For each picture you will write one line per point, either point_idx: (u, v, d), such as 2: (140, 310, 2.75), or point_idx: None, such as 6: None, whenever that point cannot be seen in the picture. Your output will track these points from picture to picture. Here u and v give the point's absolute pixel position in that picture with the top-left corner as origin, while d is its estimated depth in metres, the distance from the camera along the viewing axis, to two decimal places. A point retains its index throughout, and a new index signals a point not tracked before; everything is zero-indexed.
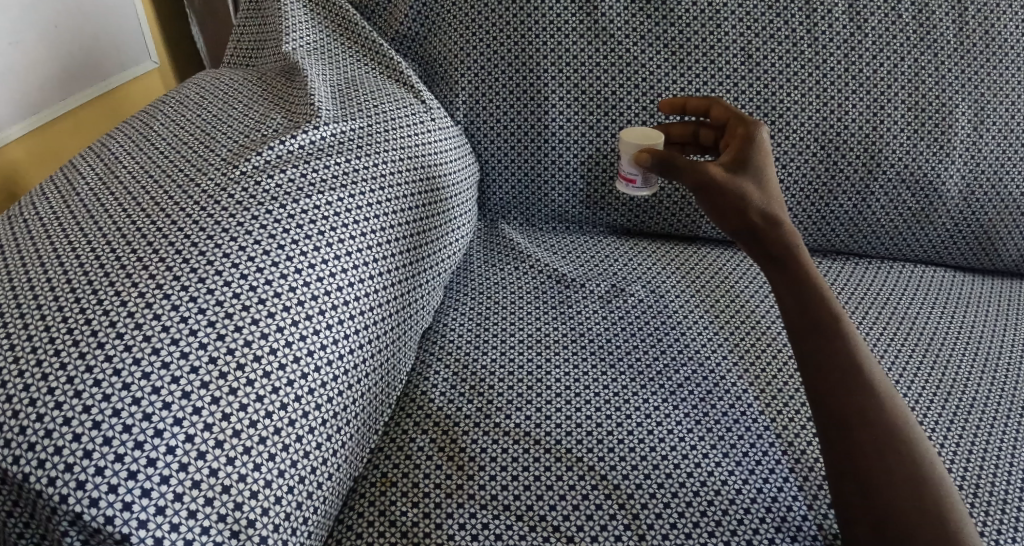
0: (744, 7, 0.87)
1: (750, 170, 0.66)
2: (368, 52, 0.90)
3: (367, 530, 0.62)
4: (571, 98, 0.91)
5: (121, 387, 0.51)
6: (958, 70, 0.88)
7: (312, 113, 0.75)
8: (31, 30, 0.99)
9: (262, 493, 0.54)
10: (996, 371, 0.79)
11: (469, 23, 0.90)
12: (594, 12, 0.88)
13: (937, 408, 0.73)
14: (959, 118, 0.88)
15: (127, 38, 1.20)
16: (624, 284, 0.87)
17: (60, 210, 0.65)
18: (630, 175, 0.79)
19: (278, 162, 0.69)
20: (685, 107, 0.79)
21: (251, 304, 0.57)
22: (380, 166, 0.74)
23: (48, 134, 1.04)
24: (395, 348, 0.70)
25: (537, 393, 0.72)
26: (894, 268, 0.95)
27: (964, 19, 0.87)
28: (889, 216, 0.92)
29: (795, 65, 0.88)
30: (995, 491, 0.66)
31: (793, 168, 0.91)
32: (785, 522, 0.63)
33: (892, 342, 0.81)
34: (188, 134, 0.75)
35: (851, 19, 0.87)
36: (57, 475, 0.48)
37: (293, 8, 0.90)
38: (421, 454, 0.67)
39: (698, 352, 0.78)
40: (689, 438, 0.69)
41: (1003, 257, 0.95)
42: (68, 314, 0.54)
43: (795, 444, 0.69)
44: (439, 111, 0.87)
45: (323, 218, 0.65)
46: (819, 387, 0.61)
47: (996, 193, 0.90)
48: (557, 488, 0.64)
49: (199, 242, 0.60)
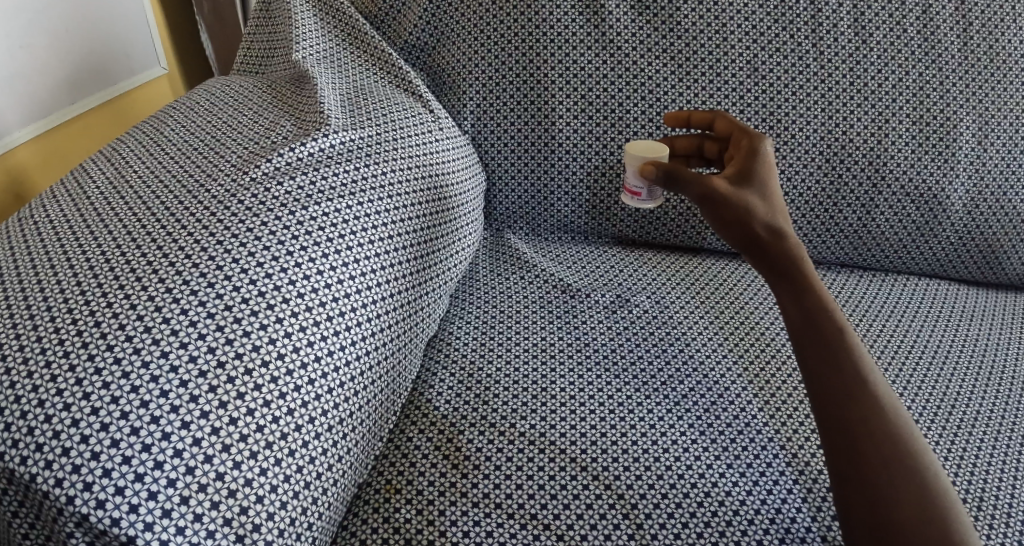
0: (750, 19, 0.88)
1: (755, 181, 0.67)
2: (376, 61, 0.90)
3: (370, 537, 0.62)
4: (578, 109, 0.92)
5: (130, 389, 0.51)
6: (963, 85, 0.88)
7: (321, 121, 0.75)
8: (43, 35, 1.00)
9: (267, 499, 0.54)
10: (999, 385, 0.79)
11: (477, 33, 0.91)
12: (602, 24, 0.89)
13: (941, 422, 0.73)
14: (963, 131, 0.89)
15: (137, 45, 1.21)
16: (629, 294, 0.87)
17: (71, 213, 0.65)
18: (635, 188, 0.80)
19: (288, 169, 0.69)
20: (689, 121, 0.80)
21: (259, 309, 0.58)
22: (387, 173, 0.74)
23: (58, 138, 1.05)
24: (402, 358, 0.70)
25: (542, 402, 0.72)
26: (896, 281, 0.95)
27: (968, 34, 0.88)
28: (893, 229, 0.93)
29: (801, 79, 0.89)
30: (998, 504, 0.66)
31: (797, 180, 0.91)
32: (789, 533, 0.63)
33: (896, 355, 0.81)
34: (198, 140, 0.75)
35: (856, 33, 0.88)
36: (65, 476, 0.48)
37: (304, 16, 0.91)
38: (425, 460, 0.67)
39: (703, 362, 0.78)
40: (692, 448, 0.69)
41: (1005, 271, 0.95)
42: (78, 316, 0.54)
43: (800, 456, 0.69)
44: (447, 121, 0.87)
45: (331, 225, 0.66)
46: (821, 396, 0.61)
47: (999, 207, 0.91)
48: (562, 497, 0.64)
49: (209, 247, 0.60)
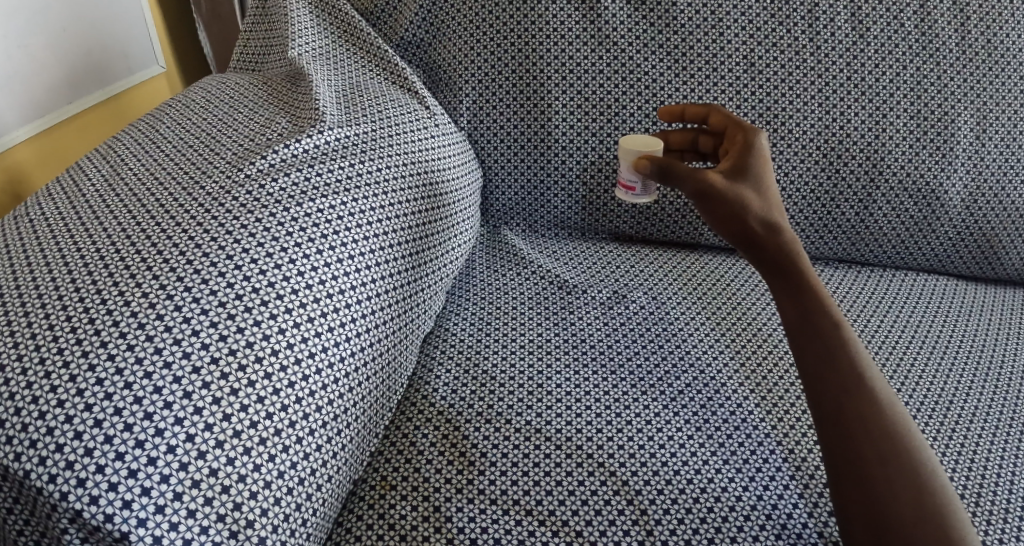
0: (747, 15, 0.88)
1: (751, 176, 0.66)
2: (370, 57, 0.90)
3: (366, 533, 0.62)
4: (574, 106, 0.91)
5: (123, 386, 0.51)
6: (961, 79, 0.88)
7: (317, 117, 0.75)
8: (41, 33, 1.00)
9: (262, 494, 0.54)
10: (998, 380, 0.79)
11: (473, 29, 0.91)
12: (598, 20, 0.89)
13: (940, 418, 0.73)
14: (962, 126, 0.88)
15: (134, 43, 1.21)
16: (626, 290, 0.87)
17: (66, 211, 0.66)
18: (630, 183, 0.80)
19: (283, 165, 0.69)
20: (685, 115, 0.80)
21: (253, 305, 0.58)
22: (382, 170, 0.74)
23: (56, 135, 1.06)
24: (397, 354, 0.70)
25: (537, 399, 0.72)
26: (894, 277, 0.95)
27: (966, 28, 0.87)
28: (891, 225, 0.92)
29: (798, 74, 0.89)
30: (996, 500, 0.66)
31: (795, 176, 0.91)
32: (785, 529, 0.63)
33: (893, 350, 0.81)
34: (193, 136, 0.75)
35: (853, 28, 0.87)
36: (58, 472, 0.48)
37: (300, 14, 0.91)
38: (422, 456, 0.67)
39: (698, 358, 0.78)
40: (688, 445, 0.69)
41: (1004, 266, 0.95)
42: (73, 312, 0.54)
43: (797, 452, 0.69)
44: (443, 118, 0.87)
45: (326, 221, 0.66)
46: (819, 393, 0.61)
47: (998, 202, 0.90)
48: (558, 493, 0.64)
49: (203, 243, 0.60)
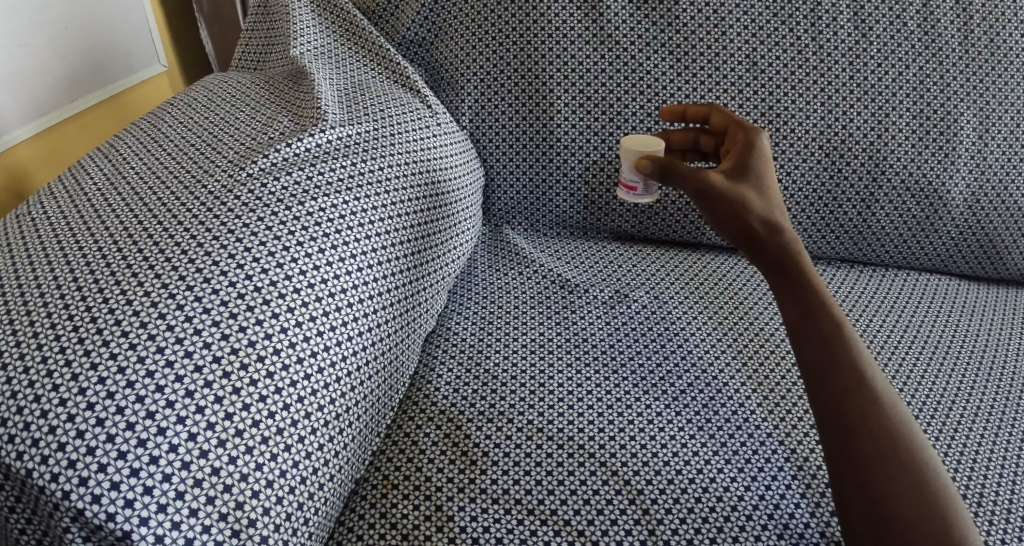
0: (750, 14, 0.88)
1: (752, 176, 0.66)
2: (372, 56, 0.90)
3: (368, 532, 0.62)
4: (576, 105, 0.91)
5: (125, 384, 0.51)
6: (964, 78, 0.88)
7: (318, 116, 0.75)
8: (43, 32, 1.00)
9: (264, 493, 0.54)
10: (1001, 380, 0.79)
11: (475, 28, 0.90)
12: (601, 19, 0.89)
13: (942, 418, 0.73)
14: (964, 126, 0.88)
15: (136, 41, 1.21)
16: (628, 289, 0.87)
17: (68, 210, 0.66)
18: (632, 182, 0.80)
19: (285, 165, 0.69)
20: (686, 115, 0.80)
21: (255, 305, 0.58)
22: (384, 169, 0.74)
23: (58, 134, 1.06)
24: (398, 353, 0.70)
25: (539, 398, 0.72)
26: (896, 276, 0.95)
27: (969, 27, 0.87)
28: (894, 224, 0.92)
29: (801, 73, 0.89)
30: (999, 500, 0.66)
31: (797, 175, 0.91)
32: (787, 529, 0.63)
33: (895, 350, 0.81)
34: (194, 135, 0.75)
35: (856, 27, 0.87)
36: (60, 471, 0.48)
37: (302, 12, 0.91)
38: (424, 456, 0.67)
39: (700, 357, 0.78)
40: (690, 444, 0.69)
41: (1007, 266, 0.94)
42: (75, 311, 0.54)
43: (798, 451, 0.69)
44: (445, 116, 0.87)
45: (328, 219, 0.66)
46: (820, 393, 0.61)
47: (1000, 202, 0.90)
48: (559, 492, 0.64)
49: (205, 242, 0.60)
